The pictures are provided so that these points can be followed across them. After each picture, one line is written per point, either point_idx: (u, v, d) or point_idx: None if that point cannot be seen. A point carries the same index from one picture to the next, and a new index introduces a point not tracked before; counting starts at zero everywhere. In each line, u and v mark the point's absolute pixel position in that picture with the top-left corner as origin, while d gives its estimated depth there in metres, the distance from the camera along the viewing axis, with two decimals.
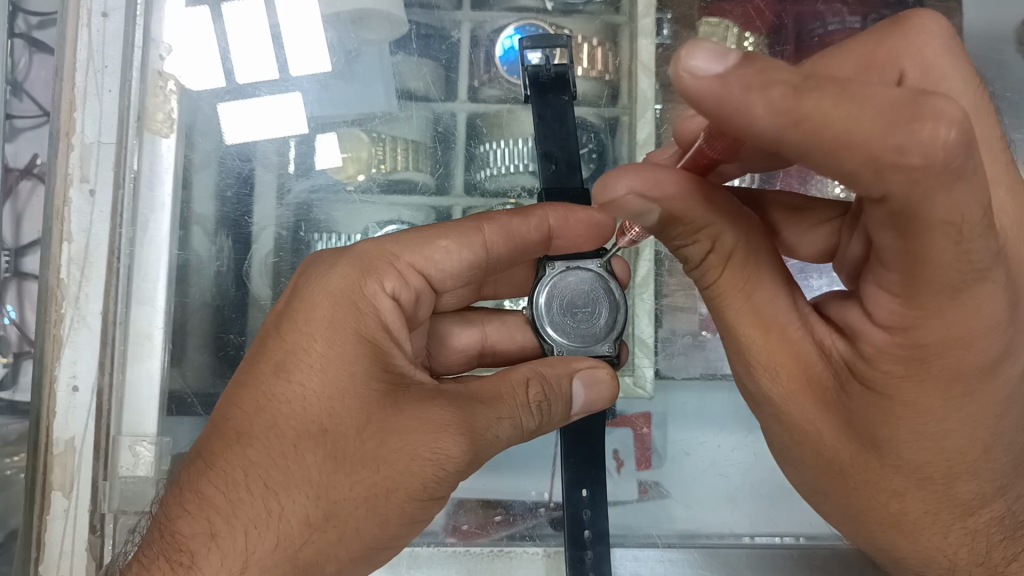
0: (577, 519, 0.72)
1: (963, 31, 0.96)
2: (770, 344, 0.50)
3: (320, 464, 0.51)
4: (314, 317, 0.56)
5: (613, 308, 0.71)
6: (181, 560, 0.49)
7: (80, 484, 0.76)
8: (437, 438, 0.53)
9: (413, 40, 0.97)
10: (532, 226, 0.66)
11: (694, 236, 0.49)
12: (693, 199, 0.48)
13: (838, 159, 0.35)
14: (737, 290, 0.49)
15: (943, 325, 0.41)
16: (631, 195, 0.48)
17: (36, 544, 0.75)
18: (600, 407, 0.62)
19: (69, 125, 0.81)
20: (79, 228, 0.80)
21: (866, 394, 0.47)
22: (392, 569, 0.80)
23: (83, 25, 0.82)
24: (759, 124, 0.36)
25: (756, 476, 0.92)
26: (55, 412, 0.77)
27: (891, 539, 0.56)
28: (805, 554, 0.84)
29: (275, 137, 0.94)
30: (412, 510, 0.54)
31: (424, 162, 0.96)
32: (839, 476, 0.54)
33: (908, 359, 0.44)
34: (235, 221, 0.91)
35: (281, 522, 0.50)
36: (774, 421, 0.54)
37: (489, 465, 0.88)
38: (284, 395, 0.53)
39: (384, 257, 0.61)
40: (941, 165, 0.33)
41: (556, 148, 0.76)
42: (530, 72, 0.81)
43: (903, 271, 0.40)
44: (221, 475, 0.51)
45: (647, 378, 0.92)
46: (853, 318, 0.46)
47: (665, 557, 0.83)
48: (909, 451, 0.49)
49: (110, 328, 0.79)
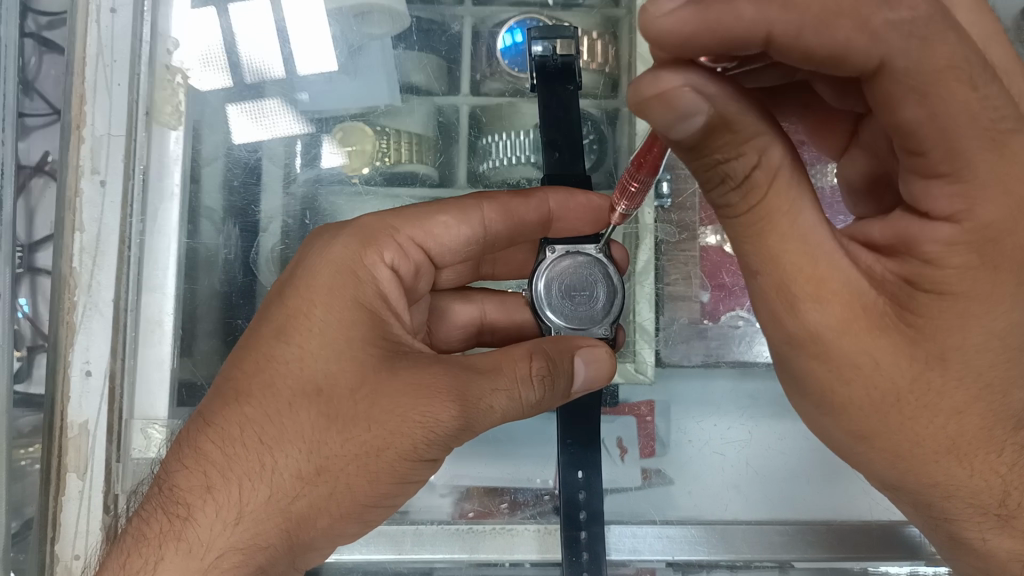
0: (572, 500, 0.74)
1: None
2: (818, 275, 0.49)
3: (313, 421, 0.54)
4: (315, 284, 0.59)
5: (611, 291, 0.71)
6: (178, 511, 0.52)
7: (94, 466, 0.78)
8: (427, 402, 0.54)
9: (414, 34, 0.99)
10: (532, 207, 0.72)
11: (738, 150, 0.44)
12: (739, 99, 0.43)
13: (830, 29, 0.42)
14: (779, 214, 0.47)
15: (996, 194, 0.44)
16: (685, 89, 0.42)
17: (52, 524, 0.76)
18: (598, 385, 0.63)
19: (80, 119, 0.82)
20: (91, 220, 0.81)
21: (935, 301, 0.48)
22: (397, 546, 0.82)
23: (92, 22, 0.83)
24: (748, 22, 0.43)
25: (752, 455, 0.94)
26: (68, 397, 0.79)
27: (945, 472, 0.54)
28: (799, 530, 0.85)
29: (282, 136, 0.96)
30: (403, 469, 0.55)
31: (427, 155, 0.97)
32: (888, 410, 0.52)
33: (980, 245, 0.46)
34: (242, 211, 0.93)
35: (274, 475, 0.53)
36: (816, 366, 0.51)
37: (493, 452, 0.91)
38: (282, 356, 0.56)
39: (386, 229, 0.66)
40: (928, 17, 0.42)
41: (560, 136, 0.78)
42: (536, 61, 0.82)
43: (938, 153, 0.44)
44: (218, 431, 0.54)
45: (647, 363, 0.93)
46: (908, 225, 0.48)
47: (662, 535, 0.85)
48: (975, 356, 0.49)
49: (121, 315, 0.82)
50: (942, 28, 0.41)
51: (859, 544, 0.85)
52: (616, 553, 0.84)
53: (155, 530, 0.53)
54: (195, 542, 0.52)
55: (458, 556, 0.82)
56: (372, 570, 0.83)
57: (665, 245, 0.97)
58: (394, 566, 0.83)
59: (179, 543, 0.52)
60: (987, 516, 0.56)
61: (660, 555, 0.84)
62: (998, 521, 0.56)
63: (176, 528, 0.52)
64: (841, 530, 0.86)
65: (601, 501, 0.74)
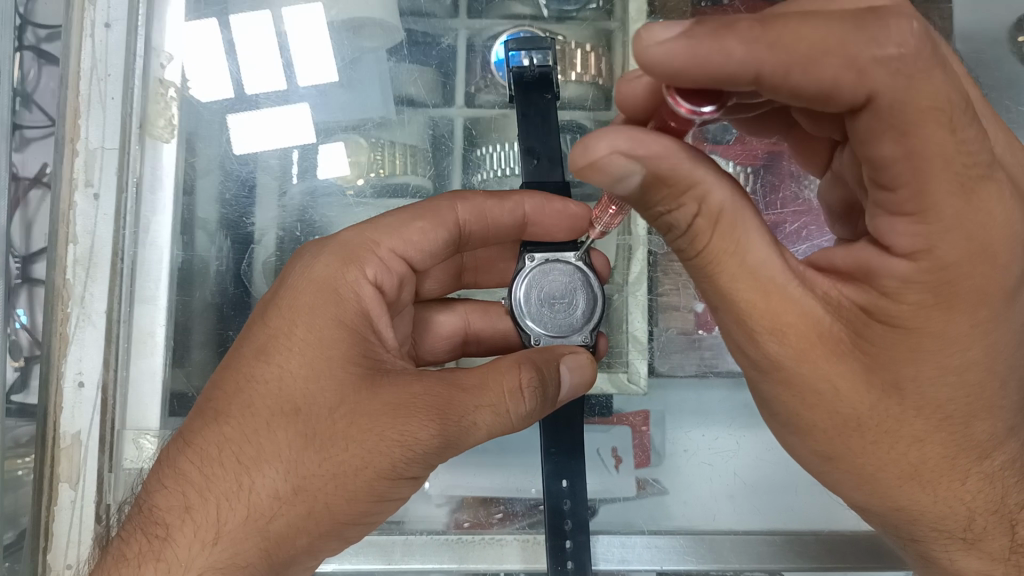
0: (556, 509, 0.75)
1: (953, 31, 0.98)
2: (773, 308, 0.52)
3: (291, 441, 0.54)
4: (297, 304, 0.60)
5: (591, 299, 0.72)
6: (157, 531, 0.53)
7: (86, 477, 0.79)
8: (407, 420, 0.55)
9: (404, 48, 0.99)
10: (506, 210, 0.73)
11: (678, 201, 0.49)
12: (676, 154, 0.48)
13: (818, 66, 0.44)
14: (727, 254, 0.50)
15: (962, 237, 0.46)
16: (614, 154, 0.47)
17: (44, 534, 0.77)
18: (580, 391, 0.65)
19: (74, 132, 0.83)
20: (84, 231, 0.82)
21: (887, 333, 0.50)
22: (388, 556, 0.82)
23: (86, 36, 0.85)
24: (737, 61, 0.43)
25: (743, 466, 0.95)
26: (60, 408, 0.80)
27: (910, 497, 0.57)
28: (787, 541, 0.86)
29: (277, 148, 0.96)
30: (382, 487, 0.56)
31: (421, 167, 0.98)
32: (850, 434, 0.55)
33: (935, 285, 0.47)
34: (235, 223, 0.94)
35: (252, 495, 0.53)
36: (780, 392, 0.56)
37: (484, 463, 0.91)
38: (263, 375, 0.57)
39: (366, 245, 0.67)
40: (916, 53, 0.42)
41: (537, 143, 0.78)
42: (515, 72, 0.83)
43: (903, 191, 0.45)
44: (197, 451, 0.55)
45: (641, 374, 0.92)
46: (870, 256, 0.49)
47: (650, 545, 0.85)
48: (931, 388, 0.52)
49: (114, 327, 0.82)
50: (926, 69, 0.42)
51: (847, 554, 0.85)
52: (605, 563, 0.84)
53: (135, 549, 0.53)
54: (173, 561, 0.52)
55: (447, 565, 0.82)
56: None
57: (660, 257, 0.98)
58: None
59: (157, 563, 0.52)
60: (953, 539, 0.60)
61: (649, 566, 0.84)
62: (965, 544, 0.60)
63: (155, 548, 0.53)
64: (830, 540, 0.85)
65: (586, 510, 0.75)
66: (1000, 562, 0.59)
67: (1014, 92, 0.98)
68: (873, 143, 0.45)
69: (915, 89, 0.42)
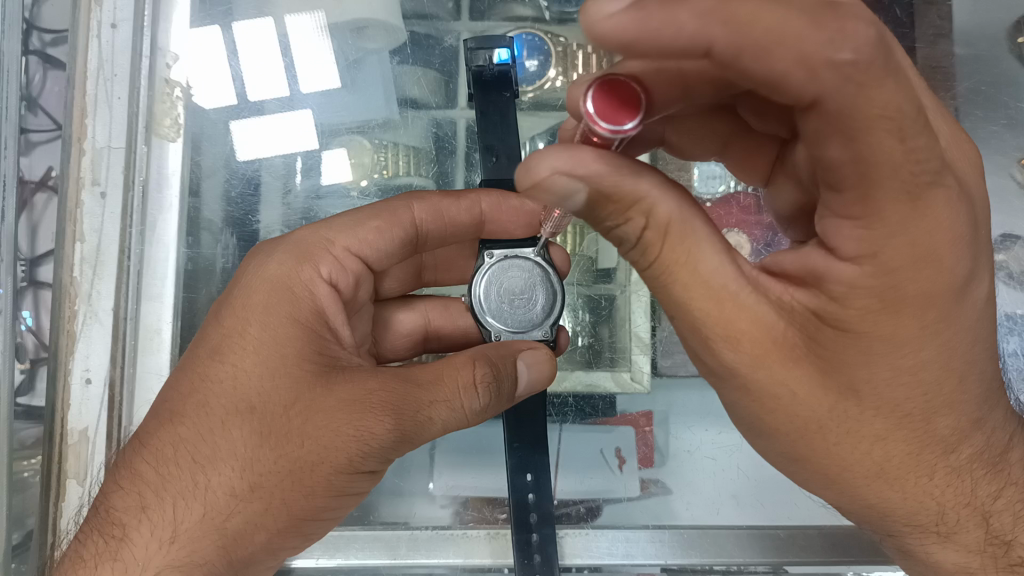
0: (522, 502, 0.76)
1: (951, 32, 0.99)
2: (725, 316, 0.52)
3: (245, 439, 0.56)
4: (252, 302, 0.61)
5: (550, 296, 0.72)
6: (114, 533, 0.55)
7: (93, 470, 0.80)
8: (361, 416, 0.56)
9: (408, 47, 1.00)
10: (463, 208, 0.73)
11: (625, 215, 0.49)
12: (619, 172, 0.47)
13: (772, 57, 0.42)
14: (677, 263, 0.51)
15: (905, 242, 0.46)
16: (555, 175, 0.46)
17: (52, 530, 0.78)
18: (541, 386, 0.65)
19: (81, 131, 0.84)
20: (91, 229, 0.84)
21: (837, 338, 0.51)
22: (392, 551, 0.83)
23: (93, 36, 0.86)
24: (685, 36, 0.44)
25: (745, 460, 0.95)
26: (68, 406, 0.80)
27: (877, 495, 0.57)
28: (791, 535, 0.86)
29: (282, 152, 0.97)
30: (339, 482, 0.57)
31: (425, 168, 0.99)
32: (813, 436, 0.56)
33: (881, 291, 0.48)
34: (240, 221, 0.94)
35: (208, 493, 0.55)
36: (741, 396, 0.56)
37: (483, 461, 0.91)
38: (218, 375, 0.58)
39: (320, 242, 0.67)
40: (869, 60, 0.41)
41: (497, 141, 0.79)
42: (473, 70, 0.82)
43: (852, 193, 0.45)
44: (153, 452, 0.56)
45: (643, 372, 0.94)
46: (818, 261, 0.50)
47: (655, 539, 0.85)
48: (887, 389, 0.52)
49: (121, 324, 0.83)
50: (879, 79, 0.41)
51: (851, 548, 0.85)
52: (609, 557, 0.85)
53: (92, 552, 0.55)
54: (130, 561, 0.53)
55: (452, 560, 0.83)
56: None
57: None
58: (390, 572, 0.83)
59: (114, 563, 0.54)
60: (928, 533, 0.60)
61: (654, 560, 0.84)
62: (940, 537, 0.60)
63: (111, 549, 0.54)
64: (833, 532, 0.86)
65: (550, 502, 0.77)
66: (977, 553, 0.60)
67: (1013, 90, 0.98)
68: (823, 146, 0.45)
69: (865, 96, 0.41)
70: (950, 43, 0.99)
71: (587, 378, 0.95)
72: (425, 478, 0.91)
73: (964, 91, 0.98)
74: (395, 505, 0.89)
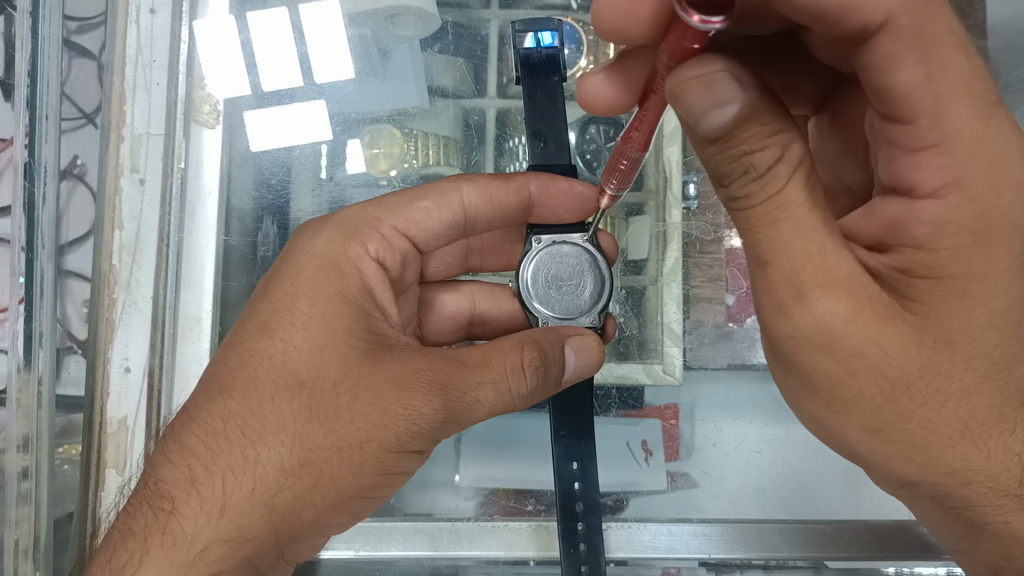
0: (568, 491, 0.76)
1: (988, 22, 0.95)
2: (820, 266, 0.49)
3: (294, 414, 0.55)
4: (300, 279, 0.60)
5: (598, 282, 0.73)
6: (162, 505, 0.55)
7: (132, 461, 0.80)
8: (409, 395, 0.56)
9: (448, 34, 0.99)
10: (511, 191, 0.72)
11: (764, 141, 0.46)
12: (765, 94, 0.45)
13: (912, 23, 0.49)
14: (794, 204, 0.48)
15: (986, 168, 0.48)
16: (727, 77, 0.44)
17: (92, 519, 0.77)
18: (589, 372, 0.64)
19: (120, 118, 0.85)
20: (130, 217, 0.84)
21: (933, 285, 0.50)
22: (434, 543, 0.83)
23: (133, 22, 0.87)
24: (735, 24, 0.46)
25: (790, 451, 0.93)
26: (108, 393, 0.81)
27: (964, 459, 0.57)
28: (836, 530, 0.85)
29: (308, 140, 0.95)
30: (387, 461, 0.57)
31: (455, 159, 0.97)
32: (901, 398, 0.54)
33: (970, 225, 0.48)
34: (278, 208, 0.92)
35: (257, 468, 0.54)
36: (823, 363, 0.53)
37: (517, 449, 0.90)
38: (267, 350, 0.58)
39: (368, 221, 0.67)
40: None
41: (544, 125, 0.79)
42: (521, 54, 0.82)
43: (926, 120, 0.48)
44: (202, 426, 0.56)
45: (676, 363, 0.93)
46: (895, 210, 0.50)
47: (698, 532, 0.85)
48: (979, 337, 0.52)
49: (160, 312, 0.83)
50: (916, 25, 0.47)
51: (898, 544, 0.84)
52: (652, 550, 0.84)
53: (141, 524, 0.55)
54: (179, 535, 0.54)
55: (492, 552, 0.83)
56: (406, 567, 0.83)
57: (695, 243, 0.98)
58: (429, 563, 0.83)
59: (163, 537, 0.54)
60: (1007, 498, 0.60)
61: (696, 554, 0.84)
62: (1020, 503, 0.60)
63: (160, 521, 0.54)
64: (879, 529, 0.85)
65: (597, 491, 0.76)
66: None
67: None
68: (894, 68, 0.48)
69: (927, 17, 0.47)
70: (985, 35, 0.95)
71: (619, 369, 0.92)
72: (453, 469, 0.89)
73: (1008, 79, 0.95)
74: (420, 494, 0.88)
